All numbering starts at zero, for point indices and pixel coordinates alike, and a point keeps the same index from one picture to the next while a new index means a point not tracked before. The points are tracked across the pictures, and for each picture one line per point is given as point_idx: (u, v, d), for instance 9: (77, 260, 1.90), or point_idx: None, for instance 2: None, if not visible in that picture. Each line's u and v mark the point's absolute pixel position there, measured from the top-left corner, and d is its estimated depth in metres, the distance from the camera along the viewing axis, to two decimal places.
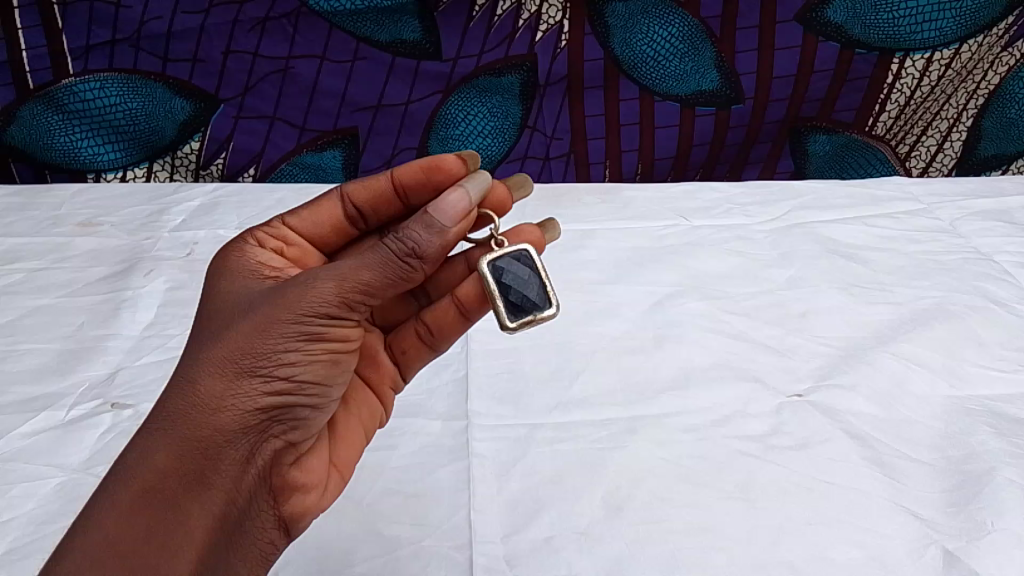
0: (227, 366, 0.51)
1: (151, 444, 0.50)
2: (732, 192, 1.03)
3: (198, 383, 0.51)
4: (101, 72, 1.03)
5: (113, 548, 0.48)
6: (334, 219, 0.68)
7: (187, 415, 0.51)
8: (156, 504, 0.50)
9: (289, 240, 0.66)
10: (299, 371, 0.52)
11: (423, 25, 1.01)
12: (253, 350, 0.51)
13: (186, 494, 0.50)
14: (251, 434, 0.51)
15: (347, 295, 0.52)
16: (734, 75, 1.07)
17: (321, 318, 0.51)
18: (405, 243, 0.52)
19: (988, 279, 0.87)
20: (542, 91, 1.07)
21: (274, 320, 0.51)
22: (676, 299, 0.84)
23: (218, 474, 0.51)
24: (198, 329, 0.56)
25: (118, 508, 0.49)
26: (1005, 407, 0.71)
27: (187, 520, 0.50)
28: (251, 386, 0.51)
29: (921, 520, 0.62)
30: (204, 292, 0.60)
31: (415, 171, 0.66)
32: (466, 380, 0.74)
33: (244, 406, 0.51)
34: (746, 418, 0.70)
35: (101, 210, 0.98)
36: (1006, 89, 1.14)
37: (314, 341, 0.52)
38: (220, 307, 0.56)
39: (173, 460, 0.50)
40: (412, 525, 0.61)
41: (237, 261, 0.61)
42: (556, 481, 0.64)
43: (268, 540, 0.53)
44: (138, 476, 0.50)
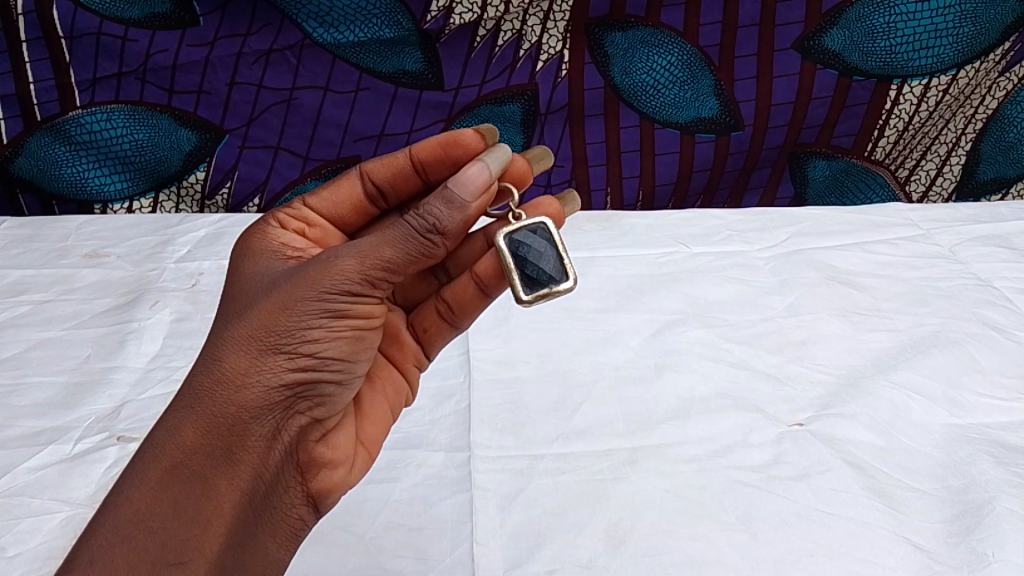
0: (252, 344, 0.53)
1: (178, 421, 0.53)
2: (732, 219, 1.04)
3: (225, 361, 0.53)
4: (107, 104, 1.05)
5: (140, 523, 0.50)
6: (355, 198, 0.69)
7: (214, 392, 0.53)
8: (182, 480, 0.51)
9: (311, 221, 0.68)
10: (323, 347, 0.53)
11: (425, 56, 1.03)
12: (276, 328, 0.53)
13: (213, 470, 0.52)
14: (277, 410, 0.53)
15: (369, 271, 0.53)
16: (733, 103, 1.09)
17: (343, 295, 0.53)
18: (427, 218, 0.54)
19: (987, 306, 0.88)
20: (543, 120, 1.09)
21: (297, 298, 0.53)
22: (677, 327, 0.84)
23: (244, 450, 0.53)
24: (224, 308, 0.58)
25: (146, 483, 0.51)
26: (1005, 434, 0.72)
27: (214, 494, 0.52)
28: (275, 363, 0.53)
29: (923, 551, 0.62)
30: (230, 275, 0.62)
31: (432, 147, 0.67)
32: (468, 411, 0.74)
33: (269, 382, 0.53)
34: (747, 448, 0.70)
35: (107, 242, 0.99)
36: (1003, 114, 1.15)
37: (337, 318, 0.53)
38: (246, 286, 0.59)
39: (200, 436, 0.52)
40: (415, 559, 0.62)
41: (262, 244, 0.64)
42: (558, 513, 0.64)
43: (298, 517, 0.55)
44: (166, 454, 0.52)
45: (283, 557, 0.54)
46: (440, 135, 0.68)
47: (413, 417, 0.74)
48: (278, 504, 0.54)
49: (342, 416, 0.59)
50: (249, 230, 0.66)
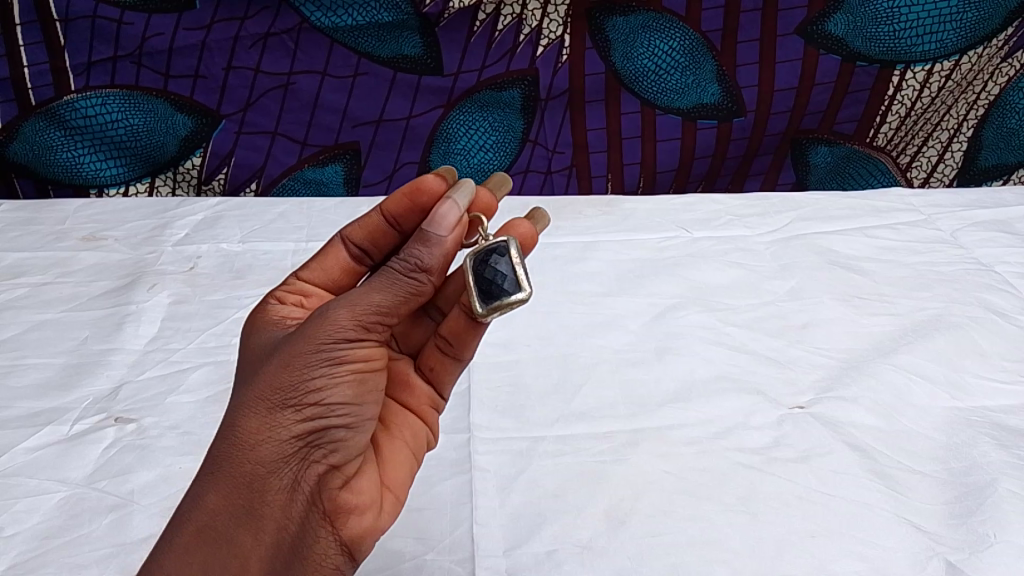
0: (258, 403, 0.51)
1: (199, 488, 0.51)
2: (733, 203, 1.03)
3: (234, 423, 0.52)
4: (102, 89, 1.04)
5: None
6: (343, 263, 0.67)
7: (228, 456, 0.51)
8: (211, 543, 0.50)
9: (308, 292, 0.65)
10: (327, 394, 0.51)
11: (424, 40, 1.02)
12: (280, 384, 0.51)
13: (238, 529, 0.50)
14: (291, 462, 0.51)
15: (362, 317, 0.52)
16: (735, 89, 1.08)
17: (339, 342, 0.51)
18: (408, 260, 0.53)
19: (989, 290, 0.87)
20: (543, 106, 1.08)
21: (296, 351, 0.51)
22: (678, 311, 0.84)
23: (265, 505, 0.51)
24: (240, 376, 0.57)
25: (175, 552, 0.50)
26: (1006, 418, 0.72)
27: (240, 553, 0.50)
28: (283, 417, 0.51)
29: (924, 532, 0.62)
30: (247, 340, 0.61)
31: (399, 199, 0.65)
32: (467, 393, 0.74)
33: (279, 436, 0.51)
34: (747, 430, 0.70)
35: (105, 225, 0.99)
36: (1006, 100, 1.14)
37: (339, 365, 0.51)
38: (259, 350, 0.57)
39: (220, 500, 0.51)
40: (414, 539, 0.61)
41: (266, 310, 0.62)
42: (558, 494, 0.64)
43: (333, 567, 0.52)
44: (192, 521, 0.51)
45: None
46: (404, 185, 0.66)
47: None
48: (309, 555, 0.51)
49: (364, 459, 0.55)
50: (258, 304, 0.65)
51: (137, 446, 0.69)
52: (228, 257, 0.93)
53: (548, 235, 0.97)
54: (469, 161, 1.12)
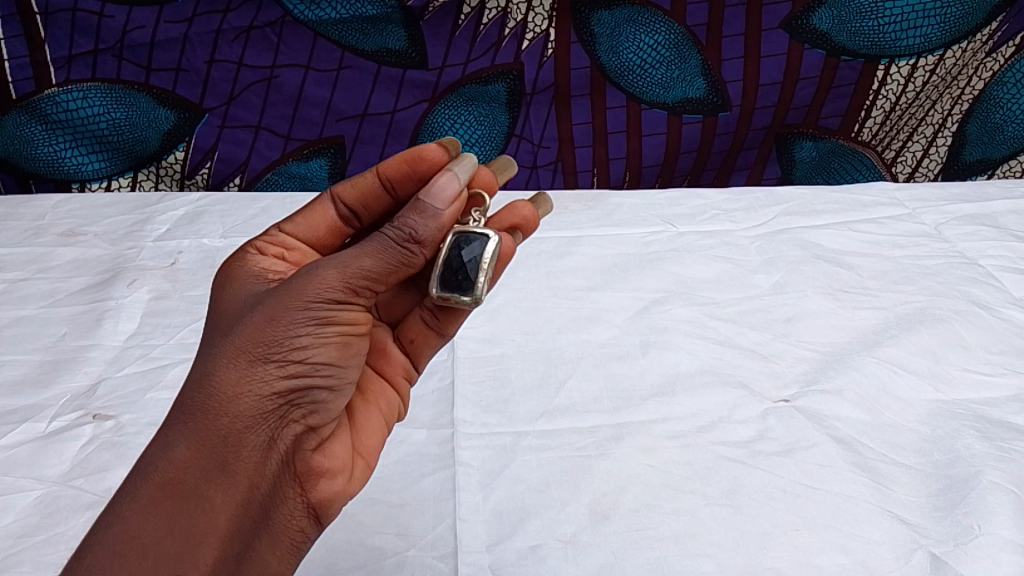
0: (239, 356, 0.50)
1: (169, 440, 0.49)
2: (718, 198, 1.03)
3: (211, 375, 0.50)
4: (83, 82, 1.03)
5: (134, 543, 0.46)
6: (330, 221, 0.67)
7: (203, 406, 0.50)
8: (178, 498, 0.48)
9: (290, 245, 0.64)
10: (313, 353, 0.51)
11: (408, 33, 1.01)
12: (264, 338, 0.50)
13: (207, 484, 0.49)
14: (270, 419, 0.50)
15: (352, 280, 0.52)
16: (720, 83, 1.08)
17: (327, 303, 0.51)
18: (403, 229, 0.53)
19: (972, 284, 0.87)
20: (528, 100, 1.07)
21: (283, 307, 0.51)
22: (663, 304, 0.84)
23: (239, 460, 0.49)
24: (209, 332, 0.55)
25: (137, 504, 0.48)
26: (990, 410, 0.72)
27: (210, 508, 0.48)
28: (265, 372, 0.50)
29: (908, 524, 0.62)
30: (217, 298, 0.59)
31: (399, 164, 0.65)
32: (451, 389, 0.73)
33: (261, 392, 0.50)
34: (732, 424, 0.70)
35: (84, 220, 0.98)
36: (991, 94, 1.14)
37: (325, 325, 0.51)
38: (229, 309, 0.56)
39: (190, 452, 0.49)
40: (396, 536, 0.61)
41: (241, 267, 0.61)
42: (541, 489, 0.64)
43: (299, 529, 0.51)
44: (159, 473, 0.48)
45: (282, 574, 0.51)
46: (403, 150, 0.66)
47: None
48: (275, 515, 0.51)
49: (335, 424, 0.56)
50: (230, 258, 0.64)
51: (115, 444, 0.68)
52: (209, 252, 0.92)
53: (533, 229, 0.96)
54: None
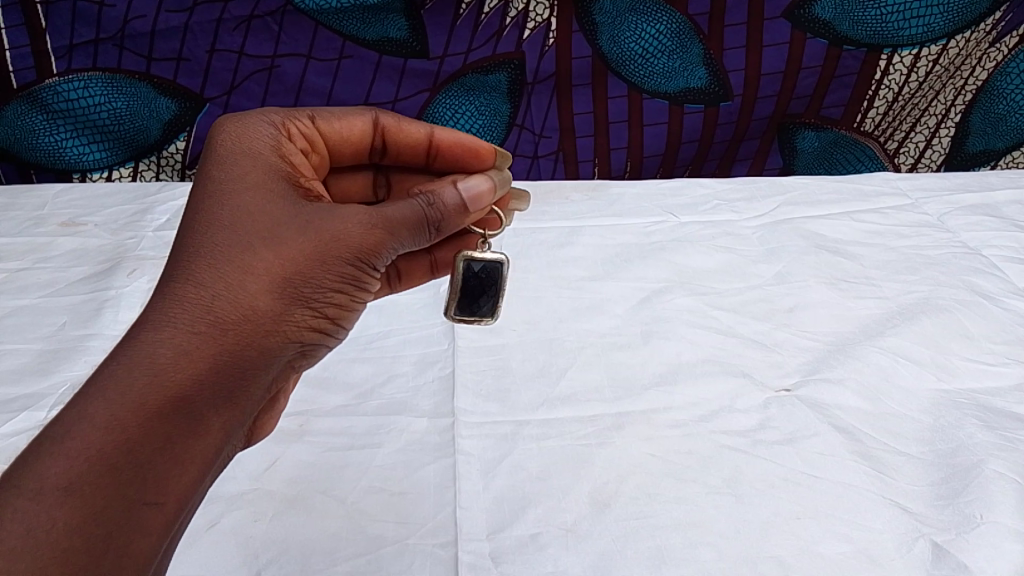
0: (284, 289, 0.51)
1: (191, 346, 0.47)
2: (720, 187, 1.02)
3: (251, 297, 0.50)
4: (84, 71, 1.02)
5: (137, 454, 0.43)
6: (359, 141, 0.70)
7: (238, 325, 0.49)
8: (185, 417, 0.45)
9: (314, 145, 0.66)
10: (334, 309, 0.55)
11: (409, 23, 1.00)
12: (309, 279, 0.52)
13: (215, 410, 0.47)
14: (283, 359, 0.52)
15: (387, 250, 0.57)
16: (722, 72, 1.07)
17: (364, 267, 0.55)
18: (441, 213, 0.59)
19: (975, 273, 0.87)
20: (530, 89, 1.07)
21: (332, 257, 0.53)
22: (665, 295, 0.83)
23: (247, 395, 0.49)
24: (229, 226, 0.52)
25: (148, 411, 0.44)
26: (992, 399, 0.71)
27: (212, 434, 0.47)
28: (299, 314, 0.52)
29: (910, 513, 0.61)
30: (231, 182, 0.55)
31: (457, 146, 0.71)
32: (451, 378, 0.73)
33: (290, 331, 0.51)
34: (733, 413, 0.69)
35: (84, 210, 0.97)
36: (994, 85, 1.14)
37: (349, 285, 0.55)
38: (252, 210, 0.53)
39: (215, 370, 0.47)
40: (396, 523, 0.61)
41: (261, 160, 0.58)
42: (542, 478, 0.64)
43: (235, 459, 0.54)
44: (173, 383, 0.45)
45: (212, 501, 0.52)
46: (466, 136, 0.71)
47: (395, 383, 0.73)
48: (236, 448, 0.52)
49: None
50: (252, 132, 0.60)
51: None
52: None
53: (534, 219, 0.96)
54: None
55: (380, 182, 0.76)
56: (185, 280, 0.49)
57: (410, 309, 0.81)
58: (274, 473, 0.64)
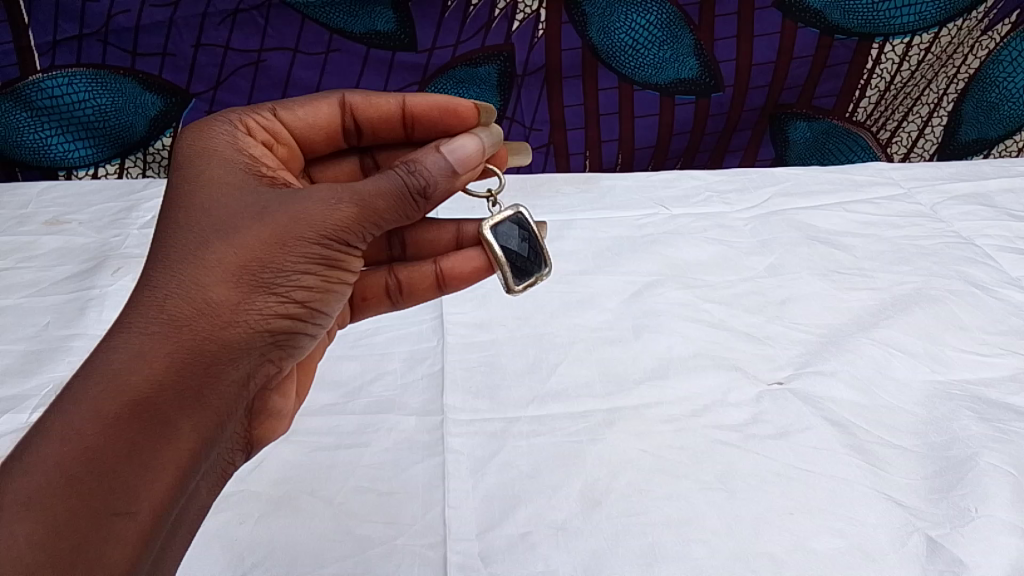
0: (243, 279, 0.50)
1: (145, 348, 0.46)
2: (711, 179, 1.01)
3: (208, 291, 0.49)
4: (68, 68, 1.01)
5: (89, 462, 0.43)
6: (330, 126, 0.69)
7: (193, 323, 0.48)
8: (143, 419, 0.45)
9: (279, 137, 0.65)
10: (309, 295, 0.52)
11: (397, 16, 0.99)
12: (271, 264, 0.50)
13: (179, 411, 0.46)
14: (255, 354, 0.50)
15: (364, 223, 0.54)
16: (713, 63, 1.06)
17: (336, 244, 0.53)
18: (420, 179, 0.56)
19: (969, 263, 0.86)
20: (519, 82, 1.06)
21: (294, 237, 0.51)
22: (656, 288, 0.83)
23: (216, 393, 0.48)
24: (191, 226, 0.51)
25: (98, 417, 0.44)
26: (986, 390, 0.71)
27: (178, 435, 0.46)
28: (264, 303, 0.50)
29: (904, 507, 0.61)
30: (194, 181, 0.55)
31: (432, 107, 0.69)
32: (441, 374, 0.72)
33: (256, 322, 0.50)
34: (726, 407, 0.69)
35: (68, 208, 0.96)
36: (986, 73, 1.13)
37: (324, 266, 0.53)
38: (213, 206, 0.53)
39: (171, 369, 0.46)
40: (384, 524, 0.60)
41: (227, 154, 0.57)
42: (532, 476, 0.63)
43: (233, 462, 0.53)
44: (126, 387, 0.45)
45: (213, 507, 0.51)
46: (439, 96, 0.69)
47: (384, 381, 0.72)
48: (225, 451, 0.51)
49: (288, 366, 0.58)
50: (213, 130, 0.60)
51: None
52: None
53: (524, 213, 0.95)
54: None
55: (367, 166, 0.74)
56: (145, 284, 0.49)
57: None
58: (260, 473, 0.63)
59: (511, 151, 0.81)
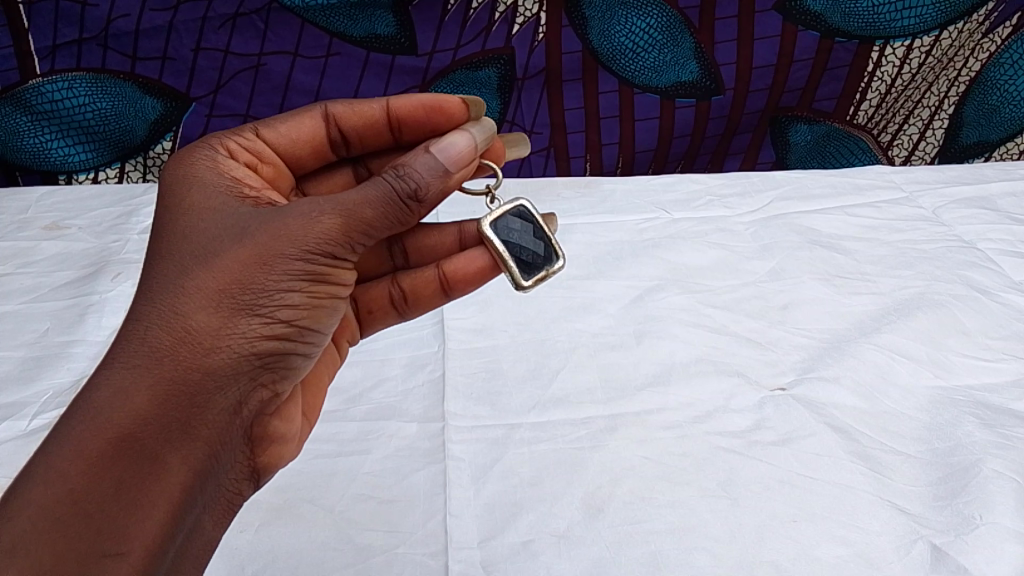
0: (225, 302, 0.49)
1: (127, 382, 0.46)
2: (713, 182, 1.01)
3: (188, 318, 0.48)
4: (68, 72, 1.01)
5: (74, 506, 0.43)
6: (317, 138, 0.68)
7: (174, 353, 0.47)
8: (128, 456, 0.45)
9: (263, 157, 0.65)
10: (297, 314, 0.51)
11: (397, 19, 0.99)
12: (254, 285, 0.50)
13: (165, 444, 0.46)
14: (242, 379, 0.49)
15: (351, 234, 0.53)
16: (713, 66, 1.06)
17: (323, 257, 0.52)
18: (409, 183, 0.55)
19: (971, 268, 0.86)
20: (519, 85, 1.06)
21: (276, 255, 0.50)
22: (658, 293, 0.82)
23: (203, 422, 0.48)
24: (172, 254, 0.51)
25: (81, 458, 0.44)
26: (989, 396, 0.70)
27: (165, 469, 0.46)
28: (249, 325, 0.50)
29: (908, 515, 0.60)
30: (177, 208, 0.54)
31: (416, 108, 0.68)
32: (442, 380, 0.72)
33: (240, 346, 0.49)
34: (728, 414, 0.68)
35: (68, 213, 0.96)
36: (987, 76, 1.13)
37: (312, 282, 0.52)
38: (195, 230, 0.52)
39: (154, 402, 0.46)
40: (385, 532, 0.59)
41: (212, 179, 0.57)
42: (533, 483, 0.62)
43: (234, 492, 0.52)
44: (110, 424, 0.45)
45: (217, 538, 0.51)
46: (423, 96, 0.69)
47: (385, 387, 0.72)
48: (222, 480, 0.51)
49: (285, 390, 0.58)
50: (195, 155, 0.60)
51: None
52: None
53: None
54: None
55: (361, 175, 0.74)
56: (129, 315, 0.49)
57: None
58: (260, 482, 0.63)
59: (510, 143, 0.81)
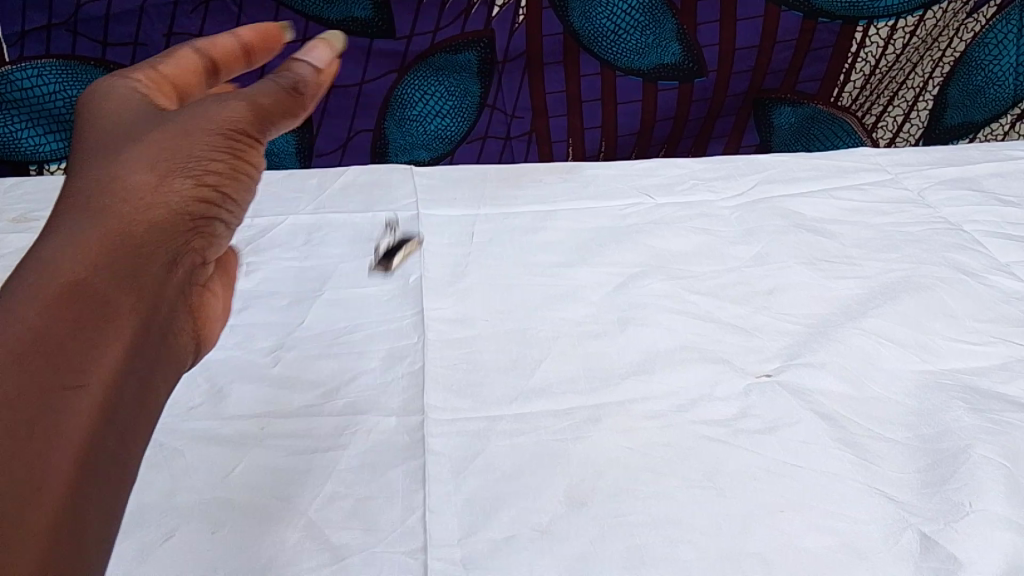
0: (159, 168, 0.54)
1: (69, 237, 0.50)
2: (696, 166, 0.99)
3: (124, 179, 0.53)
4: (37, 59, 0.98)
5: (29, 345, 0.45)
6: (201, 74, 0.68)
7: (110, 209, 0.52)
8: (77, 299, 0.48)
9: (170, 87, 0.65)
10: (221, 178, 0.57)
11: (374, 2, 0.98)
12: (180, 154, 0.55)
13: (110, 287, 0.49)
14: (178, 232, 0.54)
15: (255, 120, 0.60)
16: (696, 47, 1.05)
17: (243, 136, 0.59)
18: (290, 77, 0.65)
19: (957, 250, 0.85)
20: (500, 68, 1.05)
21: (197, 132, 0.57)
22: (641, 279, 0.81)
23: (144, 270, 0.52)
24: (97, 147, 0.56)
25: (31, 303, 0.46)
26: (976, 380, 0.70)
27: (112, 305, 0.49)
28: (180, 184, 0.55)
29: (897, 503, 0.59)
30: (93, 122, 0.58)
31: (255, 35, 0.72)
32: (421, 373, 0.70)
33: (172, 200, 0.54)
34: (713, 402, 0.67)
35: (36, 205, 0.93)
36: (972, 57, 1.13)
37: (233, 154, 0.58)
38: (114, 121, 0.58)
39: (94, 249, 0.50)
40: (362, 531, 0.58)
41: (122, 106, 0.59)
42: (514, 477, 0.61)
43: (177, 366, 0.55)
44: (58, 270, 0.48)
45: (168, 396, 0.53)
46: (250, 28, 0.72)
47: (362, 380, 0.70)
48: (172, 337, 0.53)
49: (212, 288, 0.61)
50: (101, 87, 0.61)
51: None
52: None
53: (505, 204, 0.93)
54: (426, 128, 1.09)
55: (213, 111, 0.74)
56: (60, 210, 0.52)
57: (377, 301, 0.78)
58: (233, 480, 0.61)
59: None
